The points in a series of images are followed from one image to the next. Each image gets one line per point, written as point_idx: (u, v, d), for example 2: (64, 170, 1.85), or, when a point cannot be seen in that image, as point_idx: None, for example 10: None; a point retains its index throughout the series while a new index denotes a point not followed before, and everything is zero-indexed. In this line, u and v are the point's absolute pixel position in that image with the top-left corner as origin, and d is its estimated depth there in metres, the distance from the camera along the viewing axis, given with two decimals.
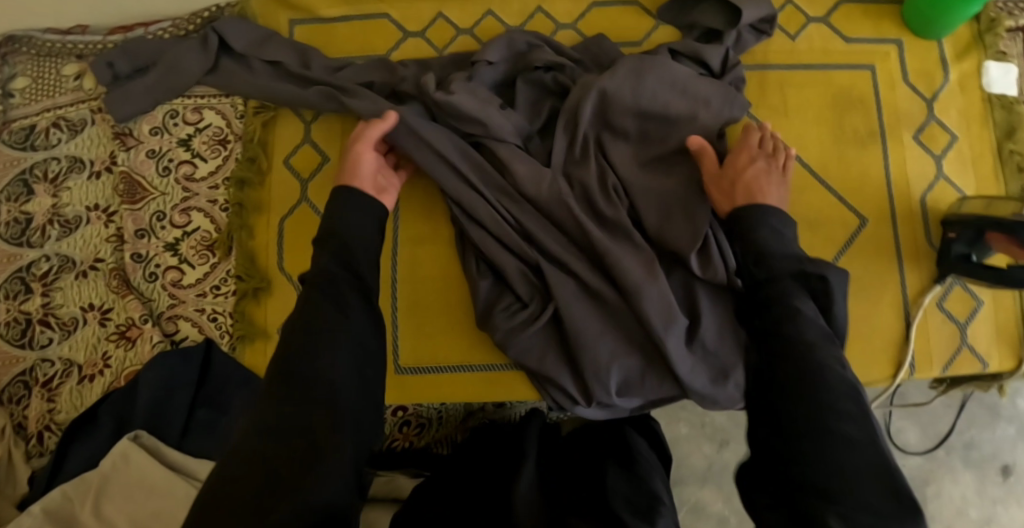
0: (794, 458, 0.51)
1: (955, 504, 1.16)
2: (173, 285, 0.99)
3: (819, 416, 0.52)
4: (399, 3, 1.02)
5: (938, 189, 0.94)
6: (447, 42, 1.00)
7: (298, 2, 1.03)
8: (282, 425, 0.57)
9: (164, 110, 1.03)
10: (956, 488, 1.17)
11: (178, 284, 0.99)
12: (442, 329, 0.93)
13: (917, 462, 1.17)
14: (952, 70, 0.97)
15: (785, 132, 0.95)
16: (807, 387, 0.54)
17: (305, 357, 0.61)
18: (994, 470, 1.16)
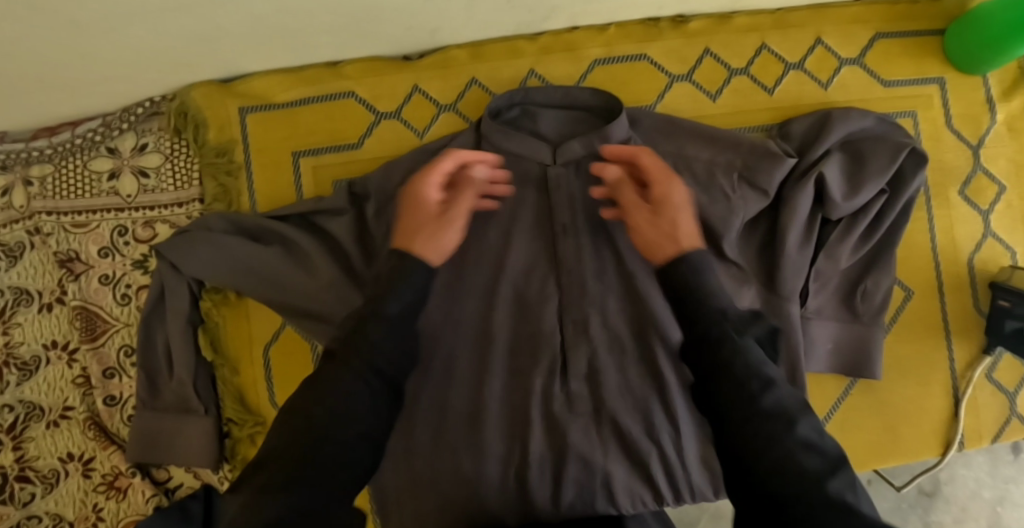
0: (745, 454, 0.57)
1: (970, 486, 1.23)
2: (107, 366, 0.90)
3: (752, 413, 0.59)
4: (365, 77, 0.86)
5: (986, 248, 0.86)
6: (429, 123, 0.85)
7: (248, 89, 0.86)
8: (461, 402, 0.81)
9: (111, 226, 0.90)
10: (970, 471, 1.23)
11: (117, 273, 0.90)
12: (294, 377, 0.87)
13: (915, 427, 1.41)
14: (999, 110, 0.88)
15: None
16: (751, 428, 0.58)
17: (463, 486, 0.81)
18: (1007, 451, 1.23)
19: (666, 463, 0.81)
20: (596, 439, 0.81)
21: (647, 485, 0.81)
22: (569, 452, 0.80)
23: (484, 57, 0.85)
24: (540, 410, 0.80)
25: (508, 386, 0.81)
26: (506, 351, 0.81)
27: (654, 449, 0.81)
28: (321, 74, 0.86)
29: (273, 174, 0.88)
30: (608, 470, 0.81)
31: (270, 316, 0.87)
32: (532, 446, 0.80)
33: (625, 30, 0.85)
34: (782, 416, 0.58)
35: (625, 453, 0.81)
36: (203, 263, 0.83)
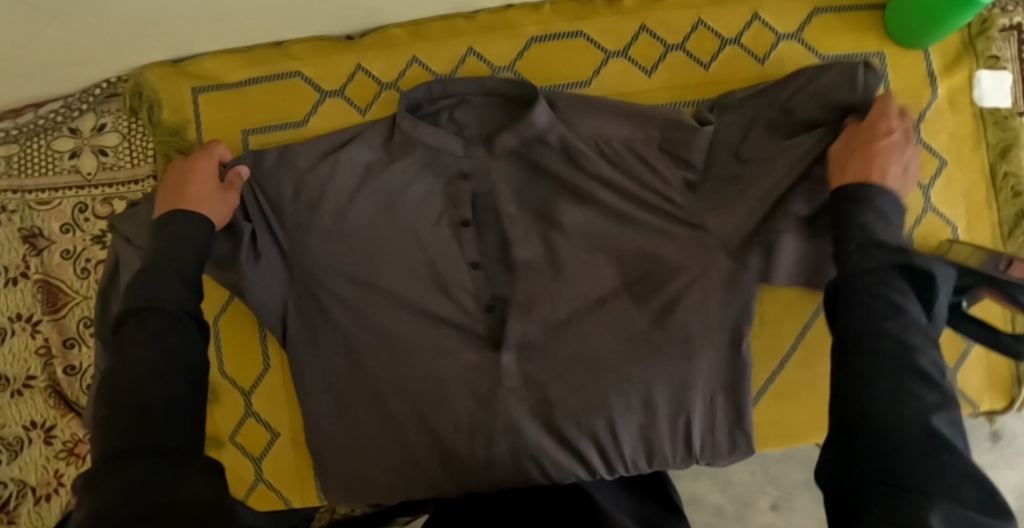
0: (897, 360, 0.52)
1: None
2: (68, 338, 0.93)
3: (882, 338, 0.54)
4: (310, 57, 0.89)
5: (926, 223, 0.86)
6: (370, 102, 0.88)
7: (198, 69, 0.89)
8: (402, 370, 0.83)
9: (72, 203, 0.94)
10: None
11: (78, 248, 0.94)
12: (240, 348, 0.89)
13: None
14: (942, 85, 0.87)
15: None
16: (895, 345, 0.53)
17: (401, 448, 0.83)
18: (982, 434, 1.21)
19: (600, 434, 0.81)
20: (528, 407, 0.81)
21: (579, 455, 0.81)
22: (501, 419, 0.81)
23: (425, 36, 0.87)
24: (475, 377, 0.82)
25: (446, 354, 0.83)
26: (452, 331, 0.84)
27: (587, 419, 0.81)
28: (268, 55, 0.89)
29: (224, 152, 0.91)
30: (540, 439, 0.81)
31: (217, 289, 0.90)
32: (464, 411, 0.82)
33: (559, 8, 0.87)
34: (904, 340, 0.53)
35: (558, 423, 0.81)
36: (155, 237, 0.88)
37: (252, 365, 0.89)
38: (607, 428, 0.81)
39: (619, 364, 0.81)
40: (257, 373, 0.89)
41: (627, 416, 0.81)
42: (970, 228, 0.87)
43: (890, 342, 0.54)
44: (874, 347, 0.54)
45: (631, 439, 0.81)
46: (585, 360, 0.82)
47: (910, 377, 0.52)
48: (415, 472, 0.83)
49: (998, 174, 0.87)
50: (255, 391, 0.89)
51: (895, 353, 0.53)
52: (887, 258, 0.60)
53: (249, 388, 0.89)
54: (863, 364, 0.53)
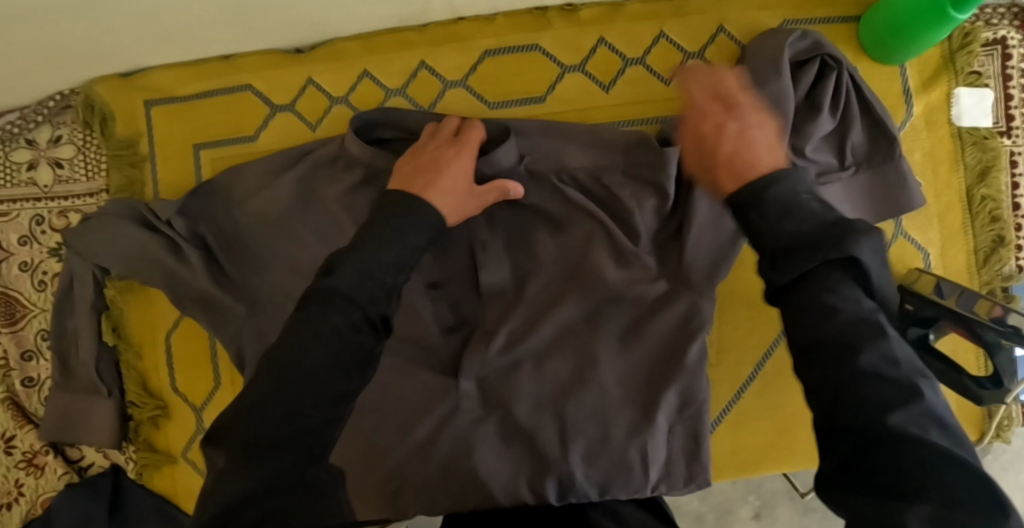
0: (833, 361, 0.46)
1: None
2: (26, 350, 0.94)
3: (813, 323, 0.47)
4: (260, 70, 0.87)
5: (896, 248, 0.82)
6: (320, 116, 0.86)
7: (149, 82, 0.88)
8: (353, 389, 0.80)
9: (29, 215, 0.93)
10: None
11: (35, 261, 0.94)
12: (194, 366, 0.89)
13: None
14: (917, 102, 0.82)
15: None
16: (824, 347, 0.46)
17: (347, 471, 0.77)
18: None
19: (556, 457, 0.75)
20: (484, 431, 0.78)
21: (536, 479, 0.75)
22: (452, 441, 0.78)
23: (376, 50, 0.85)
24: (431, 397, 0.79)
25: (400, 374, 0.80)
26: (410, 352, 0.81)
27: (543, 441, 0.77)
28: (218, 67, 0.87)
29: (177, 165, 0.89)
30: (494, 462, 0.76)
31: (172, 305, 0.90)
32: (414, 433, 0.78)
33: (514, 20, 0.84)
34: (844, 326, 0.46)
35: (513, 446, 0.77)
36: (108, 249, 0.84)
37: (204, 383, 0.89)
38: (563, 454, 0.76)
39: (579, 384, 0.78)
40: (209, 390, 0.89)
41: (588, 440, 0.76)
42: (943, 255, 0.82)
43: (867, 331, 0.46)
44: (853, 336, 0.46)
45: (591, 464, 0.75)
46: (545, 381, 0.79)
47: (891, 370, 0.45)
48: (365, 494, 0.78)
49: (975, 197, 0.82)
50: (208, 407, 0.89)
51: (875, 340, 0.46)
52: (806, 220, 0.51)
53: (201, 405, 0.89)
54: (845, 358, 0.45)
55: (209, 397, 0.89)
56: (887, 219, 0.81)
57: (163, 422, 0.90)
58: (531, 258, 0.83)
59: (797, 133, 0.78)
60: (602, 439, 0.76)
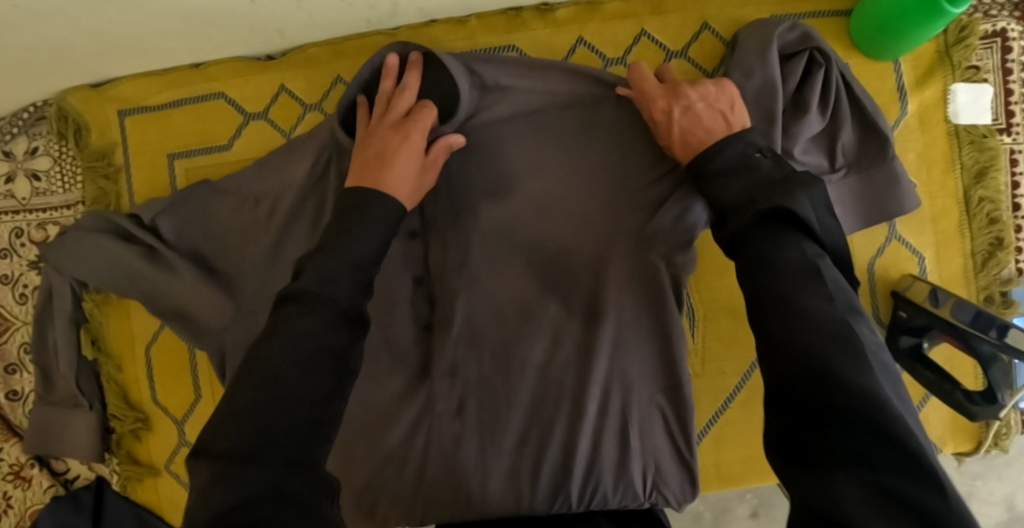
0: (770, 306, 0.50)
1: None
2: (11, 362, 0.94)
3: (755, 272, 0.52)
4: (231, 78, 0.85)
5: (889, 253, 0.78)
6: (293, 124, 0.84)
7: (121, 92, 0.86)
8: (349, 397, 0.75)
9: (8, 228, 0.93)
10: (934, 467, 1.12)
11: (16, 274, 0.93)
12: (174, 380, 0.88)
13: None
14: (912, 100, 0.78)
15: None
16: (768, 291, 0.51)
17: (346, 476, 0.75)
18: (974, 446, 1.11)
19: (546, 461, 0.72)
20: (468, 440, 0.73)
21: (523, 485, 0.72)
22: (438, 449, 0.73)
23: (346, 54, 0.83)
24: (417, 398, 0.75)
25: (382, 378, 0.76)
26: (380, 358, 0.76)
27: (532, 444, 0.73)
28: (188, 76, 0.85)
29: (150, 176, 0.88)
30: (481, 466, 0.73)
31: (150, 317, 0.89)
32: (398, 438, 0.74)
33: (487, 21, 0.81)
34: (790, 268, 0.51)
35: (503, 452, 0.73)
36: (82, 265, 0.84)
37: (183, 396, 0.88)
38: (556, 455, 0.72)
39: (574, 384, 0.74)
40: (188, 402, 0.88)
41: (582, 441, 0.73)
42: (938, 260, 0.79)
43: (802, 280, 0.50)
44: (789, 285, 0.50)
45: (580, 467, 0.72)
46: (534, 383, 0.74)
47: (827, 316, 0.48)
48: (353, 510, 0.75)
49: (973, 198, 0.79)
50: (187, 420, 0.88)
51: (814, 286, 0.50)
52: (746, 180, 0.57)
53: (180, 417, 0.88)
54: (786, 305, 0.49)
55: (189, 411, 0.88)
56: (882, 222, 0.77)
57: (145, 434, 0.89)
58: (518, 253, 0.77)
59: (785, 134, 0.74)
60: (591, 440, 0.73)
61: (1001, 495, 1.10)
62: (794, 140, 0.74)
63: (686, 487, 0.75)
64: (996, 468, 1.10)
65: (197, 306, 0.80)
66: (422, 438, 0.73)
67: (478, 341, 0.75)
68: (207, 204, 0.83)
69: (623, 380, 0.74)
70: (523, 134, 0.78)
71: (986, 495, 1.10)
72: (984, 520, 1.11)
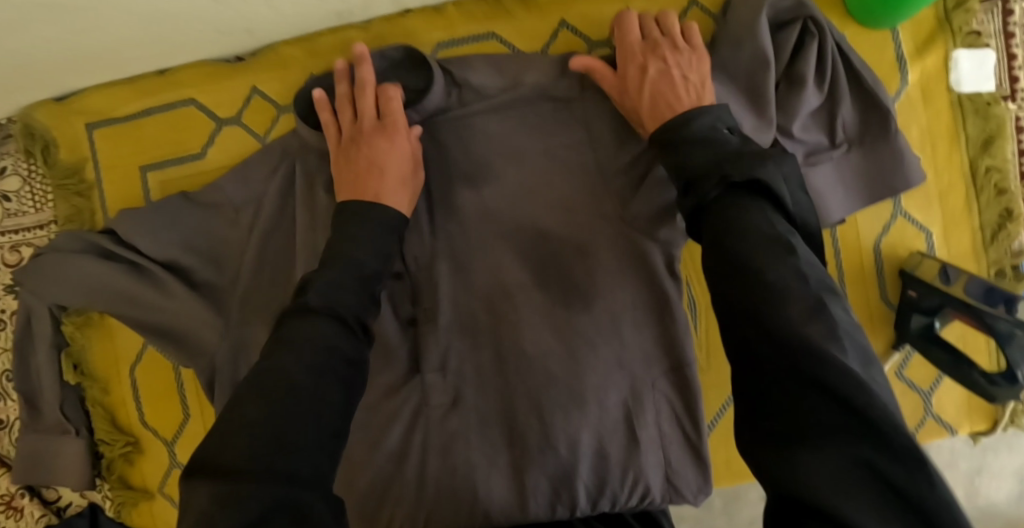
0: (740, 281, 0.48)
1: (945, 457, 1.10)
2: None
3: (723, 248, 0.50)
4: (201, 83, 0.81)
5: (896, 231, 0.76)
6: (268, 127, 0.81)
7: (87, 104, 0.82)
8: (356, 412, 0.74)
9: None
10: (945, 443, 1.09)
11: None
12: (162, 400, 0.85)
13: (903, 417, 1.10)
14: (913, 70, 0.75)
15: None
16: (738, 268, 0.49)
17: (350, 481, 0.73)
18: None
19: (552, 456, 0.72)
20: (470, 436, 0.73)
21: (528, 477, 0.71)
22: (441, 446, 0.73)
23: (320, 52, 0.79)
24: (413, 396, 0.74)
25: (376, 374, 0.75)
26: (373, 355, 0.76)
27: (537, 438, 0.72)
28: (156, 84, 0.82)
29: (124, 190, 0.84)
30: (485, 461, 0.72)
31: (133, 336, 0.86)
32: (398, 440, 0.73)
33: (465, 10, 0.78)
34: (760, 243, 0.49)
35: (507, 448, 0.73)
36: (59, 286, 0.80)
37: (173, 415, 0.85)
38: (561, 450, 0.72)
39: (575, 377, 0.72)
40: (178, 422, 0.85)
41: (585, 434, 0.72)
42: (946, 237, 0.76)
43: (773, 254, 0.48)
44: (757, 259, 0.48)
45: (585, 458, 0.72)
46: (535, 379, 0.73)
47: (794, 287, 0.46)
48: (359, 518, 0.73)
49: (979, 169, 0.76)
50: (179, 440, 0.85)
51: (783, 258, 0.48)
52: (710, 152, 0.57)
53: (172, 437, 0.85)
54: (755, 281, 0.47)
55: (181, 430, 0.85)
56: (886, 199, 0.74)
57: (136, 458, 0.86)
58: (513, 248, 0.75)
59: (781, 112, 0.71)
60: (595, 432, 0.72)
61: (1014, 467, 1.08)
62: (791, 119, 0.71)
63: (693, 476, 0.74)
64: (1008, 439, 1.08)
65: (190, 321, 0.79)
66: (423, 434, 0.73)
67: (478, 336, 0.74)
68: (184, 217, 0.79)
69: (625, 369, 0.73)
70: (513, 129, 0.76)
71: (998, 467, 1.09)
72: (998, 494, 1.09)
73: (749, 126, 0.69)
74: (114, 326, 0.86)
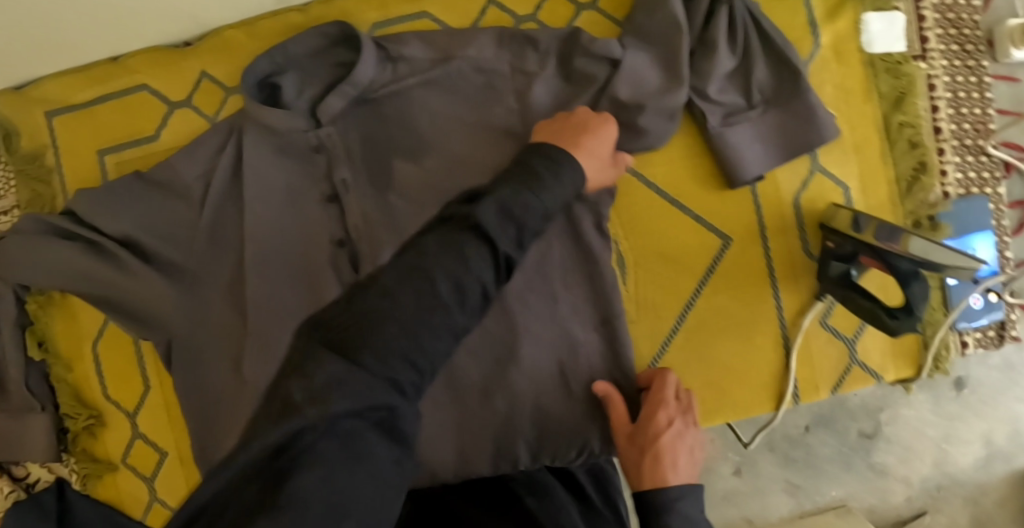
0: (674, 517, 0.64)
1: (913, 426, 1.11)
2: None
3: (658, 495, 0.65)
4: (152, 68, 0.85)
5: (814, 185, 0.79)
6: (217, 108, 0.85)
7: (45, 93, 0.86)
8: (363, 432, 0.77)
9: None
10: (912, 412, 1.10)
11: None
12: (123, 374, 0.88)
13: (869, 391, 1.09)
14: (824, 32, 0.79)
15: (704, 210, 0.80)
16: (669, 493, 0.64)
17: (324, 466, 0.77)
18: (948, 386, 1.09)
19: (493, 407, 0.76)
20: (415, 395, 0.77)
21: (472, 431, 0.76)
22: None
23: (263, 34, 0.83)
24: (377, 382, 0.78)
25: None
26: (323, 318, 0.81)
27: (478, 393, 0.76)
28: (109, 71, 0.86)
29: (82, 174, 0.88)
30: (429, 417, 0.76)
31: (94, 314, 0.89)
32: None
33: None
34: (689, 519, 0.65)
35: (449, 403, 0.76)
36: (14, 267, 0.82)
37: (134, 388, 0.88)
38: (499, 401, 0.76)
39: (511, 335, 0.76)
40: (139, 393, 0.88)
41: (523, 388, 0.76)
42: (864, 189, 0.80)
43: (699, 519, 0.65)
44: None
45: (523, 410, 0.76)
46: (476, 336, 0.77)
47: None
48: None
49: (892, 125, 0.79)
50: (140, 411, 0.88)
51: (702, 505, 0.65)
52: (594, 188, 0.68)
53: (134, 409, 0.88)
54: None
55: (143, 402, 0.88)
56: (803, 154, 0.78)
57: (100, 431, 0.89)
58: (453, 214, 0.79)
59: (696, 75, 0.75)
60: (530, 383, 0.76)
61: (980, 433, 1.10)
62: (706, 80, 0.75)
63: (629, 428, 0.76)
64: (973, 406, 1.09)
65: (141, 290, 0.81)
66: None
67: None
68: (137, 195, 0.83)
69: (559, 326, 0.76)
70: (447, 102, 0.81)
71: (966, 434, 1.10)
72: (966, 459, 1.10)
73: (660, 86, 0.74)
74: (74, 305, 0.89)
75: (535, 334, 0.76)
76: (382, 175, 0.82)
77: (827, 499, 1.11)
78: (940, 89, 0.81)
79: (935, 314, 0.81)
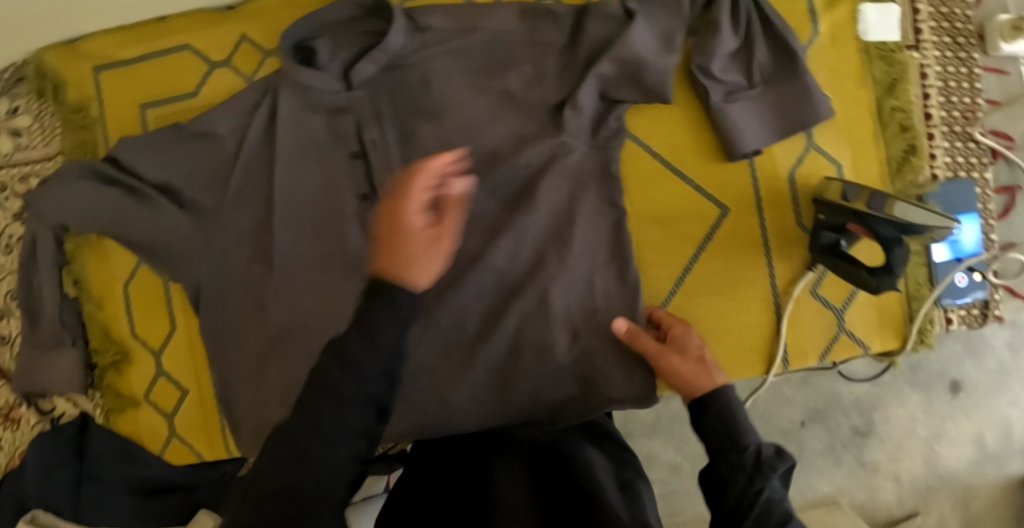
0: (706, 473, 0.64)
1: (906, 425, 1.12)
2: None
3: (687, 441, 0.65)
4: (196, 29, 0.92)
5: (809, 161, 0.84)
6: (253, 68, 0.91)
7: (93, 48, 0.93)
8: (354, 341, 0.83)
9: None
10: (905, 410, 1.12)
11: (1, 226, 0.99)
12: (151, 314, 0.94)
13: (863, 389, 1.10)
14: (823, 20, 0.84)
15: (704, 180, 0.85)
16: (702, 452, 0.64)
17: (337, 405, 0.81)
18: (943, 387, 1.11)
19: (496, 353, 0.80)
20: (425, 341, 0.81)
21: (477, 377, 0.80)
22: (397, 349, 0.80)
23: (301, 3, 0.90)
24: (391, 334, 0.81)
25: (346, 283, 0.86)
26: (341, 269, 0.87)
27: (485, 339, 0.81)
28: (156, 30, 0.92)
29: (123, 125, 0.94)
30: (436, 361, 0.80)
31: (126, 258, 0.95)
32: None
33: None
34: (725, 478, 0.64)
35: (456, 350, 0.81)
36: (55, 206, 0.88)
37: (160, 328, 0.94)
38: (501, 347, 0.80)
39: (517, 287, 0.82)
40: (165, 333, 0.94)
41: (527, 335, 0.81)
42: (855, 168, 0.85)
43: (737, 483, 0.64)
44: None
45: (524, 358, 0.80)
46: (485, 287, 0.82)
47: None
48: None
49: (885, 109, 0.84)
50: (164, 349, 0.94)
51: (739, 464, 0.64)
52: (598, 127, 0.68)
53: (158, 348, 0.94)
54: None
55: (167, 342, 0.94)
56: (800, 132, 0.83)
57: (125, 367, 0.94)
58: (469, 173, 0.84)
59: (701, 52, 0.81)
60: (533, 335, 0.81)
61: (970, 433, 1.11)
62: (710, 57, 0.80)
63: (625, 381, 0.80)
64: (965, 406, 1.11)
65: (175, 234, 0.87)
66: None
67: None
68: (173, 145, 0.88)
69: (563, 280, 0.81)
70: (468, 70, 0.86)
71: (957, 434, 1.11)
72: (957, 460, 1.12)
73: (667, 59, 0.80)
74: (107, 249, 0.94)
75: (541, 288, 0.81)
76: (404, 136, 0.87)
77: (818, 495, 1.12)
78: (931, 79, 0.87)
79: (921, 290, 0.85)
